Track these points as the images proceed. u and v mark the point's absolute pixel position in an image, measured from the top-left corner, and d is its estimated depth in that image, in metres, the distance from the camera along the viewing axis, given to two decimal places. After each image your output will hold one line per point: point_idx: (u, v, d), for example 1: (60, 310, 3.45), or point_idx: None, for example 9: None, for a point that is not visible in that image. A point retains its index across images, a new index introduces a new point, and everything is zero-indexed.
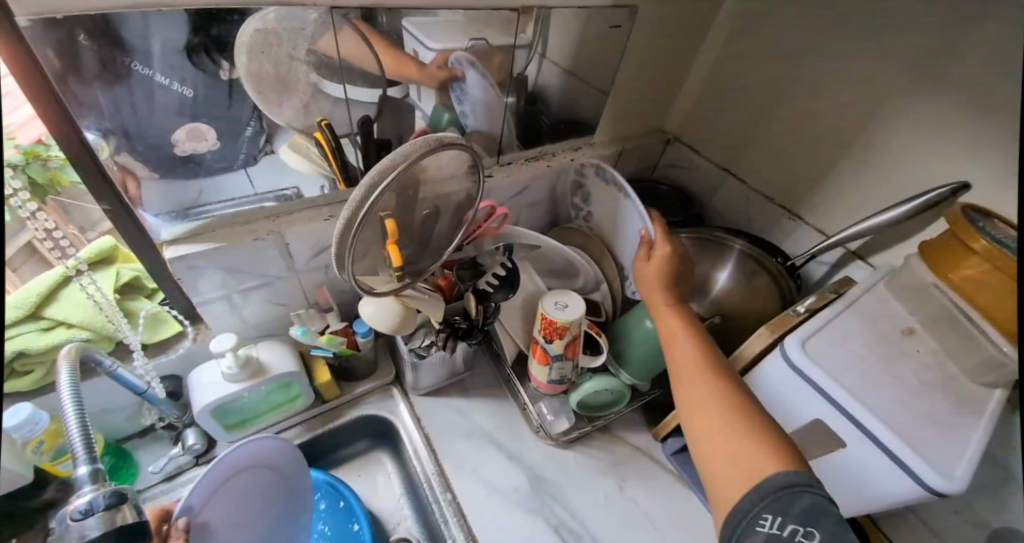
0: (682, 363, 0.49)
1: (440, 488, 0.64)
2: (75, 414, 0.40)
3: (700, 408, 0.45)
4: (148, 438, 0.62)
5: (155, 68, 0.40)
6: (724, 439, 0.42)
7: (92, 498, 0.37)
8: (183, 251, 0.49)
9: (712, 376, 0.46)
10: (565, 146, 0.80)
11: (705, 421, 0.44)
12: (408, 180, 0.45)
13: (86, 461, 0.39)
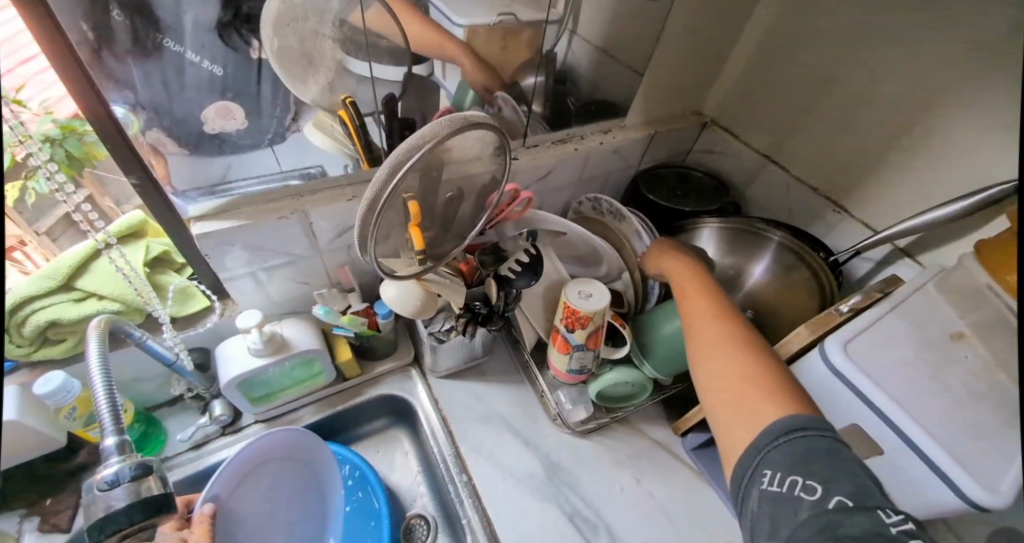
0: (693, 320, 0.48)
1: (455, 470, 0.65)
2: (107, 389, 0.41)
3: (705, 358, 0.43)
4: (177, 408, 0.64)
5: (186, 46, 0.41)
6: (727, 387, 0.40)
7: (116, 473, 0.38)
8: (211, 229, 0.49)
9: (720, 328, 0.45)
10: (594, 129, 0.76)
11: (709, 370, 0.42)
12: (433, 160, 0.44)
13: (114, 433, 0.40)
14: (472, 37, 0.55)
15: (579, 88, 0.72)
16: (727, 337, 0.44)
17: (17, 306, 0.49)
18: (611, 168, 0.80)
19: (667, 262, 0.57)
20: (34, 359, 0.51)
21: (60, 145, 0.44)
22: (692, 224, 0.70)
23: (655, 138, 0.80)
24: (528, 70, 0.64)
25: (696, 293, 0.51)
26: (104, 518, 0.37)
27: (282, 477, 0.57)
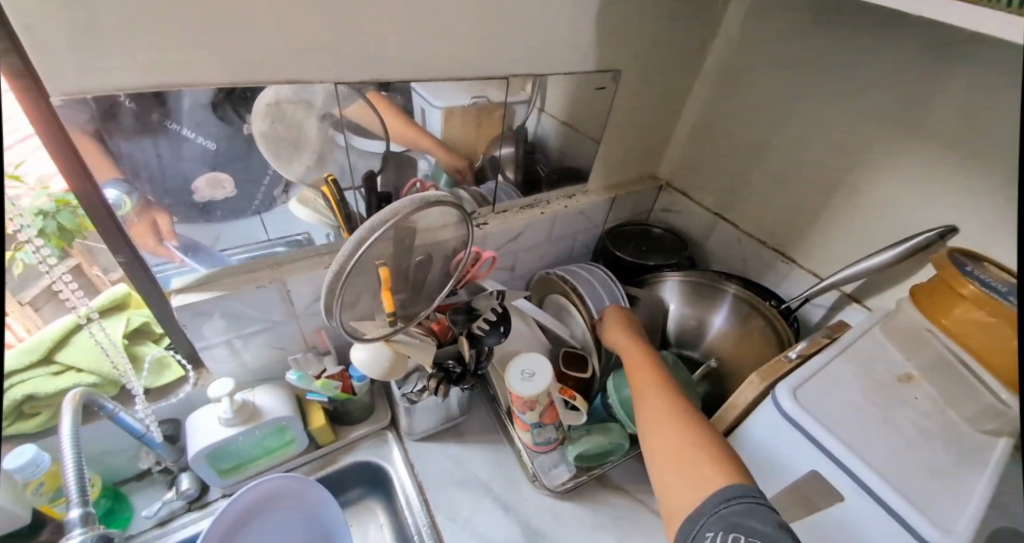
0: (645, 396, 0.50)
1: (431, 540, 0.62)
2: (72, 468, 0.44)
3: (655, 432, 0.45)
4: (142, 483, 0.62)
5: (183, 124, 0.43)
6: (674, 460, 0.41)
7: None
8: (190, 300, 0.51)
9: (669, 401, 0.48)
10: (559, 194, 0.82)
11: (659, 444, 0.44)
12: (399, 231, 0.48)
13: (79, 505, 0.44)
14: (449, 116, 0.60)
15: (550, 158, 0.77)
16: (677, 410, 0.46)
17: None
18: (578, 228, 0.85)
19: (619, 338, 0.60)
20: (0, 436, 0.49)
21: (53, 218, 0.46)
22: (654, 279, 0.74)
23: (616, 200, 0.87)
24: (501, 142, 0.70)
25: (644, 368, 0.55)
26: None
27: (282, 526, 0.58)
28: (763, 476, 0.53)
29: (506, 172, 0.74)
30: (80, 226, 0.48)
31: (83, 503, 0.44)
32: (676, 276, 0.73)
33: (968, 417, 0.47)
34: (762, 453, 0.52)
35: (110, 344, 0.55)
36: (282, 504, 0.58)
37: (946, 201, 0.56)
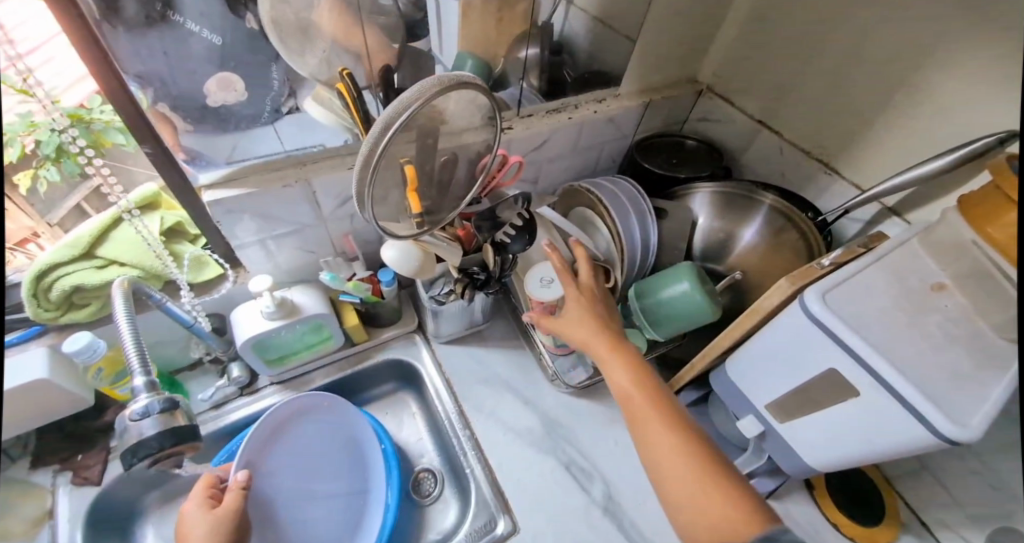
0: (632, 415, 0.47)
1: (459, 426, 0.69)
2: (131, 337, 0.45)
3: (662, 466, 0.43)
4: (195, 371, 0.68)
5: (187, 16, 0.44)
6: (691, 492, 0.40)
7: (148, 404, 0.44)
8: (222, 196, 0.51)
9: (661, 424, 0.45)
10: (589, 97, 0.75)
11: (668, 472, 0.42)
12: (422, 126, 0.44)
13: (142, 374, 0.44)
14: (466, 11, 0.60)
15: (577, 60, 0.76)
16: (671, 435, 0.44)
17: (39, 273, 0.50)
18: (607, 138, 0.80)
19: (581, 339, 0.53)
20: (61, 321, 0.54)
21: (70, 132, 0.45)
22: (685, 190, 0.71)
23: (650, 106, 0.80)
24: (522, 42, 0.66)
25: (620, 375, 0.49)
26: (137, 443, 0.42)
27: (310, 437, 0.65)
28: (779, 376, 0.55)
29: (528, 77, 0.73)
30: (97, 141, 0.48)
31: (145, 371, 0.45)
32: (706, 191, 0.70)
33: (996, 326, 0.46)
34: (784, 354, 0.54)
35: (149, 240, 0.56)
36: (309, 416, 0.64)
37: (1000, 103, 0.51)
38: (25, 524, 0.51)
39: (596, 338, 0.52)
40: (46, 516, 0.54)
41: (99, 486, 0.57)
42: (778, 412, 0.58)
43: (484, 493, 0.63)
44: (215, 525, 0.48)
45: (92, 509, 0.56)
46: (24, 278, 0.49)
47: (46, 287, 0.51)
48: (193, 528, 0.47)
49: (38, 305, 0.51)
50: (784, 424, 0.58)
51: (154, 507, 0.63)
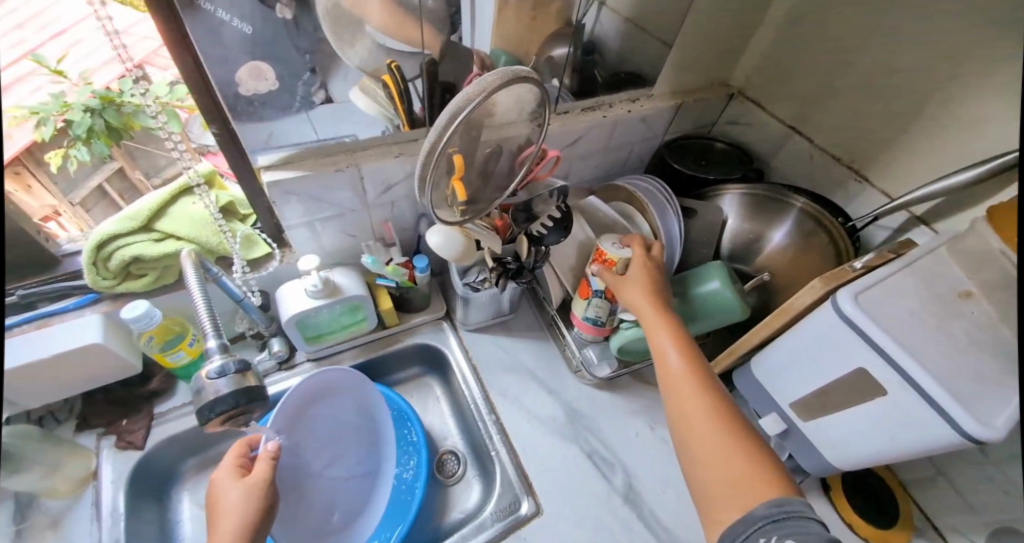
0: (673, 378, 0.49)
1: (485, 411, 0.71)
2: (204, 304, 0.46)
3: (692, 424, 0.44)
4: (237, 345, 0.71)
5: (218, 5, 0.41)
6: (717, 450, 0.42)
7: (219, 366, 0.45)
8: (279, 177, 0.54)
9: (703, 391, 0.46)
10: (622, 97, 0.78)
11: (697, 431, 0.44)
12: (479, 118, 0.47)
13: (214, 336, 0.46)
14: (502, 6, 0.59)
15: (607, 60, 0.74)
16: (709, 400, 0.45)
17: (101, 239, 0.52)
18: (638, 137, 0.82)
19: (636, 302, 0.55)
20: (117, 290, 0.56)
21: (99, 115, 0.48)
22: (715, 192, 0.73)
23: (681, 108, 0.81)
24: (553, 41, 0.68)
25: (670, 343, 0.51)
26: (214, 400, 0.44)
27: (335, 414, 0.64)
28: (806, 374, 0.57)
29: (562, 76, 0.72)
30: (127, 125, 0.51)
31: (219, 335, 0.46)
32: (736, 193, 0.72)
33: None
34: (811, 352, 0.55)
35: (209, 215, 0.58)
36: (338, 394, 0.63)
37: None
38: (72, 481, 0.54)
39: (650, 304, 0.54)
40: (90, 476, 0.56)
41: (142, 451, 0.58)
42: (802, 410, 0.60)
43: (508, 475, 0.65)
44: (248, 492, 0.46)
45: (137, 470, 0.58)
46: (86, 244, 0.52)
47: (104, 256, 0.53)
48: (229, 494, 0.46)
49: (97, 273, 0.53)
50: (807, 422, 0.60)
51: (188, 475, 0.63)
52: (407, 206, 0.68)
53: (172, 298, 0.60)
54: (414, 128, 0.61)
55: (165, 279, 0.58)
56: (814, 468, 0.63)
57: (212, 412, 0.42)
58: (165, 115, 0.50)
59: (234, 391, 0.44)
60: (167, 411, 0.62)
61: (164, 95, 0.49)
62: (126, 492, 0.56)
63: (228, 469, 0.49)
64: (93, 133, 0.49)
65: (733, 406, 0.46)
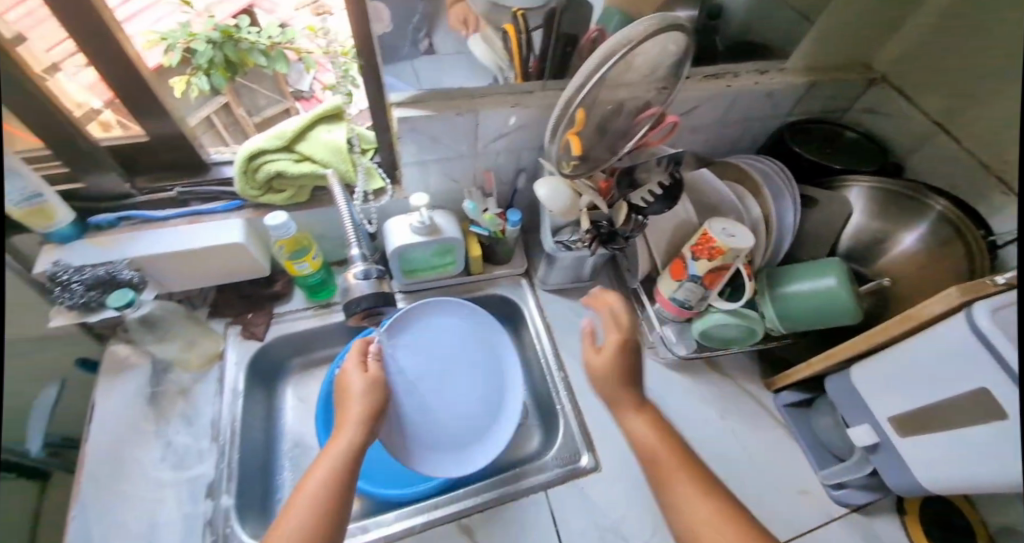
0: (653, 463, 0.47)
1: (555, 367, 0.73)
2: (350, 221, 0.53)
3: (692, 513, 0.43)
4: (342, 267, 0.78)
5: None
6: (712, 533, 0.41)
7: (365, 269, 0.51)
8: (408, 114, 0.56)
9: (682, 472, 0.45)
10: (750, 68, 0.70)
11: (697, 517, 0.42)
12: (620, 73, 0.45)
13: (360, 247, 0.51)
14: None
15: (729, 30, 0.76)
16: (688, 483, 0.44)
17: (254, 153, 0.59)
18: (759, 113, 0.76)
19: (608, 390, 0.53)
20: (259, 201, 0.63)
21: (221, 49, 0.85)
22: (836, 182, 0.68)
23: (813, 87, 0.73)
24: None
25: (638, 424, 0.50)
26: (357, 292, 0.48)
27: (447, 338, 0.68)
28: (913, 387, 0.53)
29: None
30: (240, 61, 0.89)
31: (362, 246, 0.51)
32: (863, 186, 0.66)
33: None
34: (928, 364, 0.50)
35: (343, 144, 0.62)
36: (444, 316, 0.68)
37: None
38: (202, 357, 0.63)
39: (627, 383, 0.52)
40: (217, 355, 0.65)
41: (260, 343, 0.67)
42: (900, 424, 0.55)
43: (571, 428, 0.67)
44: (373, 382, 0.54)
45: (256, 357, 0.67)
46: (239, 154, 0.59)
47: (253, 168, 0.59)
48: (353, 382, 0.54)
49: (247, 182, 0.60)
50: (902, 438, 0.55)
51: (294, 371, 0.73)
52: (510, 158, 0.69)
53: (302, 215, 0.66)
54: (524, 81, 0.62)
55: (298, 198, 0.64)
56: (898, 489, 0.58)
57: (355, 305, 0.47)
58: (274, 56, 0.91)
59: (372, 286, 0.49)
60: (286, 312, 0.70)
61: (273, 36, 0.89)
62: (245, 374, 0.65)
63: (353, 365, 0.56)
64: (211, 63, 0.86)
65: (726, 492, 0.44)
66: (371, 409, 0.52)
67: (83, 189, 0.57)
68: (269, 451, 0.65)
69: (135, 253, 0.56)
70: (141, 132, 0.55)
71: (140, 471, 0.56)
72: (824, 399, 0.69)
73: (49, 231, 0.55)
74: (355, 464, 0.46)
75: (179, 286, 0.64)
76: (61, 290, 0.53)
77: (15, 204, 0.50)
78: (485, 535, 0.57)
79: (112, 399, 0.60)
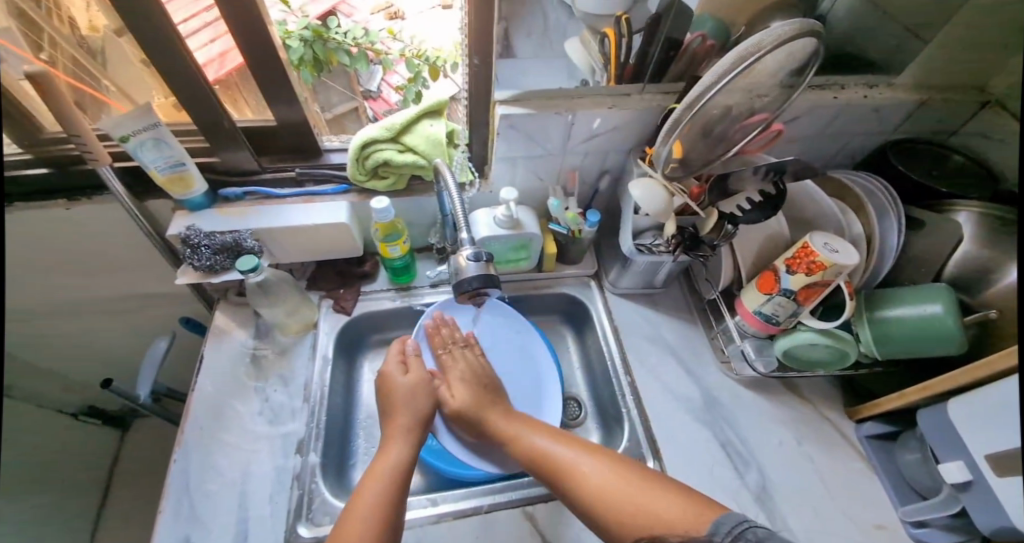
0: (546, 457, 0.53)
1: (621, 370, 0.73)
2: (458, 207, 0.50)
3: (597, 479, 0.49)
4: (422, 254, 0.82)
5: None
6: (658, 493, 0.46)
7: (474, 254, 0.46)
8: (511, 111, 0.59)
9: (573, 454, 0.52)
10: (857, 80, 0.69)
11: (598, 482, 0.48)
12: (750, 77, 0.47)
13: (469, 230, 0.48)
14: None
15: (830, 40, 0.69)
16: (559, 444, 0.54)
17: (364, 142, 0.64)
18: (861, 128, 0.73)
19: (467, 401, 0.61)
20: (365, 186, 0.69)
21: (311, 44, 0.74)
22: (940, 206, 0.65)
23: (923, 105, 0.70)
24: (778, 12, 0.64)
25: (537, 436, 0.56)
26: (463, 278, 0.45)
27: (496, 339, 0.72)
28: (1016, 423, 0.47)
29: None
30: (326, 58, 0.77)
31: (471, 230, 0.48)
32: (972, 211, 0.60)
33: None
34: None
35: (443, 138, 0.66)
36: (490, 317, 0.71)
37: None
38: (301, 323, 0.70)
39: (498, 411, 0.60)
40: (311, 325, 0.71)
41: (348, 317, 0.74)
42: (998, 464, 0.49)
43: (636, 431, 0.67)
44: (410, 389, 0.60)
45: (344, 330, 0.73)
46: (353, 142, 0.65)
47: (364, 155, 0.65)
48: (398, 384, 0.60)
49: (358, 169, 0.66)
50: (998, 478, 0.49)
51: (372, 347, 0.80)
52: (597, 159, 0.70)
53: (401, 202, 0.72)
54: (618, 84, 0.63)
55: (398, 185, 0.70)
56: (985, 531, 0.52)
57: (465, 289, 0.44)
58: (356, 57, 0.79)
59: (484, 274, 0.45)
60: (372, 291, 0.76)
61: (359, 38, 0.77)
62: (334, 343, 0.72)
63: (391, 368, 0.62)
64: (303, 60, 0.74)
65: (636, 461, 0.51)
66: (415, 423, 0.57)
67: (217, 163, 0.65)
68: (346, 416, 0.71)
69: (258, 225, 0.64)
70: (271, 118, 0.65)
71: (241, 422, 0.62)
72: (910, 433, 0.63)
73: (186, 198, 0.63)
74: (405, 480, 0.51)
75: (286, 260, 0.71)
76: (192, 252, 0.61)
77: (160, 170, 0.58)
78: (547, 526, 0.57)
79: (221, 352, 0.67)
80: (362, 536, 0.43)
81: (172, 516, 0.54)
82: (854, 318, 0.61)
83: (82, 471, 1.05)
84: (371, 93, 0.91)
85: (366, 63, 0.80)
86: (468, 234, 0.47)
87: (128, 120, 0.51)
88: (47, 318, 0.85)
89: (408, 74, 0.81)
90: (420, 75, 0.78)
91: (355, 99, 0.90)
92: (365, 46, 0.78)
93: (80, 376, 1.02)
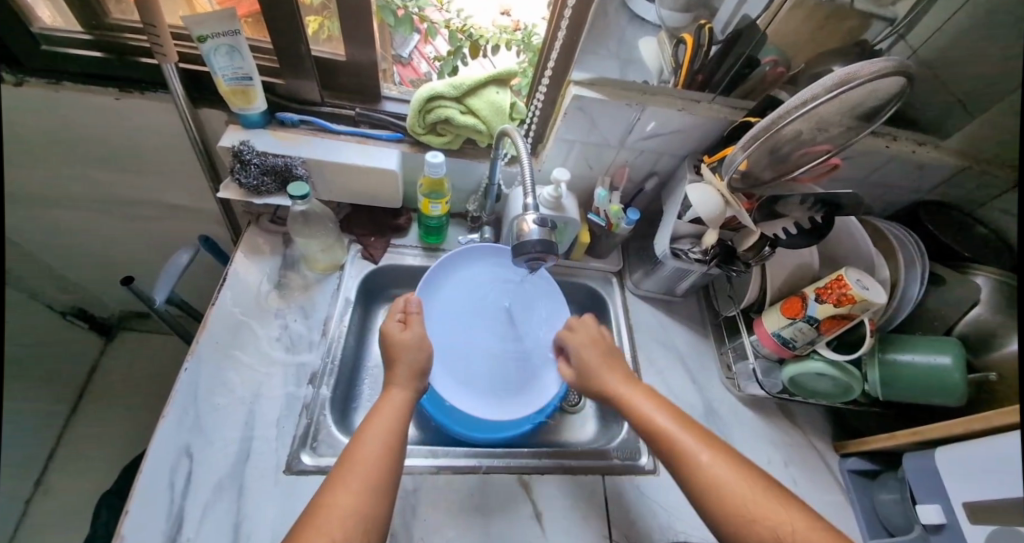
0: (656, 430, 0.51)
1: (630, 368, 0.74)
2: (528, 173, 0.50)
3: (711, 472, 0.46)
4: (456, 219, 0.83)
5: None
6: (782, 518, 0.42)
7: (539, 219, 0.47)
8: (586, 94, 0.61)
9: (690, 439, 0.49)
10: (908, 135, 0.71)
11: (711, 476, 0.45)
12: (836, 112, 0.49)
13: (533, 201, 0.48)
14: (797, 6, 0.58)
15: None
16: (693, 437, 0.49)
17: (427, 95, 0.64)
18: (901, 182, 0.76)
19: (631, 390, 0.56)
20: (421, 139, 0.70)
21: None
22: (958, 268, 0.67)
23: (963, 172, 0.72)
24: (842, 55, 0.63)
25: (645, 403, 0.54)
26: (525, 239, 0.47)
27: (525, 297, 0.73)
28: (1001, 477, 0.50)
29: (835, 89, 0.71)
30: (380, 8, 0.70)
31: (538, 202, 0.48)
32: (989, 276, 0.63)
33: None
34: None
35: (507, 109, 0.67)
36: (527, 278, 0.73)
37: None
38: (335, 262, 0.71)
39: (655, 397, 0.55)
40: (336, 267, 0.71)
41: (373, 265, 0.74)
42: (974, 512, 0.52)
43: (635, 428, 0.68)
44: (413, 342, 0.57)
45: (368, 276, 0.74)
46: (416, 93, 0.65)
47: (425, 108, 0.65)
48: (398, 340, 0.57)
49: (418, 122, 0.67)
50: (971, 525, 0.52)
51: (388, 300, 0.80)
52: (649, 158, 0.73)
53: (451, 162, 0.73)
54: (685, 90, 0.64)
55: (452, 145, 0.71)
56: None
57: (532, 247, 0.46)
58: (401, 20, 0.72)
59: (545, 240, 0.46)
60: (400, 246, 0.77)
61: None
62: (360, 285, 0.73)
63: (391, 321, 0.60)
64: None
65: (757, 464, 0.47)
66: (417, 369, 0.56)
67: (281, 86, 0.65)
68: (357, 362, 0.71)
69: (309, 154, 0.63)
70: (341, 52, 0.64)
71: (257, 343, 0.62)
72: (892, 475, 0.66)
73: (244, 113, 0.62)
74: (405, 422, 0.51)
75: (325, 196, 0.71)
76: (241, 167, 0.61)
77: (226, 79, 0.57)
78: (539, 497, 0.59)
79: (246, 277, 0.67)
80: (366, 487, 0.42)
81: (174, 424, 0.54)
82: (864, 355, 0.64)
83: (62, 371, 1.03)
84: (404, 62, 0.80)
85: (410, 28, 0.73)
86: (533, 200, 0.48)
87: (212, 21, 0.51)
88: (67, 208, 0.83)
89: (445, 49, 0.79)
90: (461, 50, 0.77)
91: (386, 61, 0.78)
92: (412, 11, 0.73)
93: (81, 275, 1.00)
